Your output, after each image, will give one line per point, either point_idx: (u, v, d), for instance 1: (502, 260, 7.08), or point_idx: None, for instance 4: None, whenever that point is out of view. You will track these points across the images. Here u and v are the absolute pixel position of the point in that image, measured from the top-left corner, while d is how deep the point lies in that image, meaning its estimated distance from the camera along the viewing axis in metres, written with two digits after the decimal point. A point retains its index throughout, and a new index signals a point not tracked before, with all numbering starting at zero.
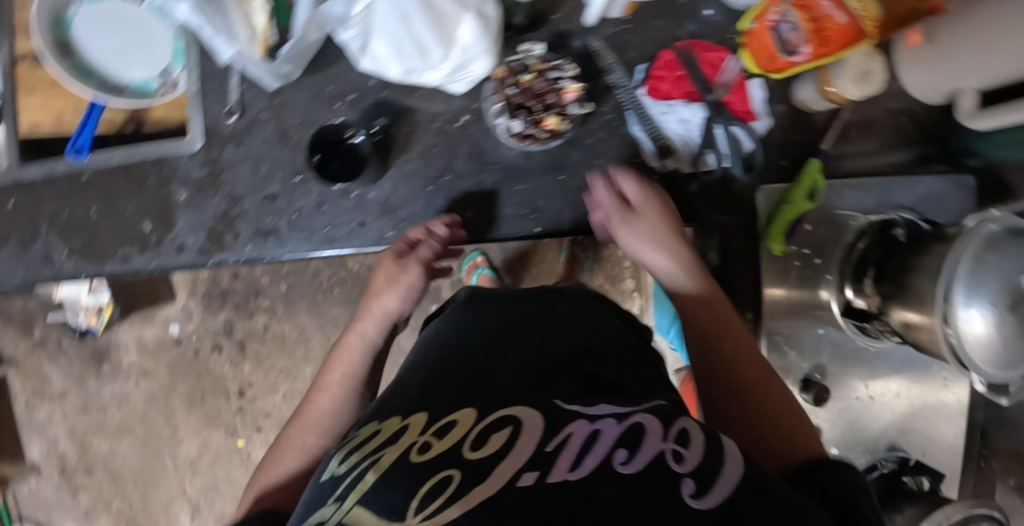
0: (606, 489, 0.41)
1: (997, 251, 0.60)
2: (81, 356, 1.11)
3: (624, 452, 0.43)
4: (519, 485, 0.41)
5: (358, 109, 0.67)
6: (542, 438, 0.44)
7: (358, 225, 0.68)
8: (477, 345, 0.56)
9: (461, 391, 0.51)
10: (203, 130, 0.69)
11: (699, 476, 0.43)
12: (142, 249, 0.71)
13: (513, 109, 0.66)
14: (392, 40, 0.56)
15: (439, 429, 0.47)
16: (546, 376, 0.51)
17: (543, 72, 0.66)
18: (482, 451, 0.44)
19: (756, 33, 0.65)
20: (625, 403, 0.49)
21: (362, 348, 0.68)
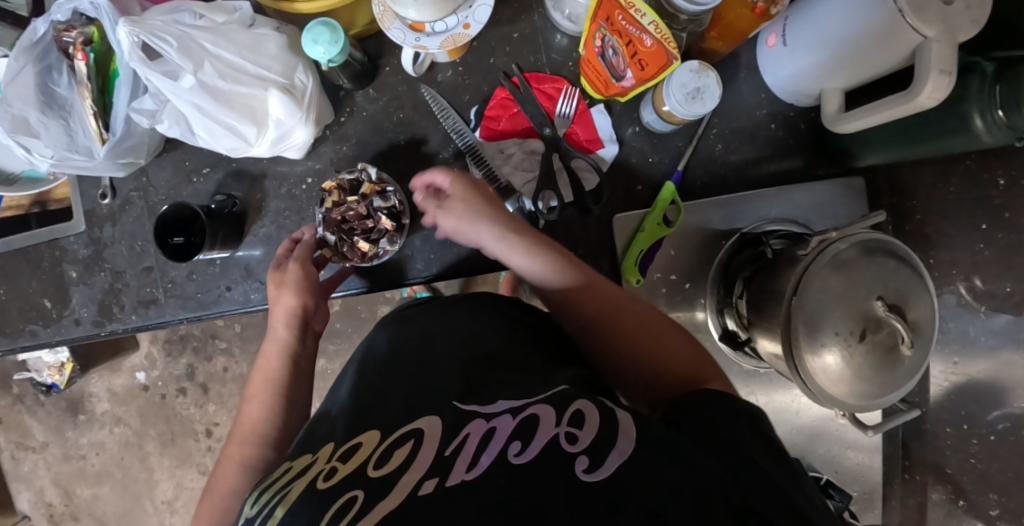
0: (500, 483, 0.39)
1: (841, 276, 0.57)
2: (57, 407, 1.20)
3: (518, 443, 0.42)
4: (420, 493, 0.39)
5: (214, 179, 0.71)
6: (440, 444, 0.42)
7: (226, 290, 0.72)
8: (377, 378, 0.51)
9: (361, 418, 0.47)
10: (83, 213, 0.73)
11: (594, 452, 0.41)
12: (45, 324, 0.76)
13: (333, 226, 0.65)
14: (207, 127, 0.60)
15: (344, 453, 0.44)
16: (449, 381, 0.49)
17: (369, 195, 0.65)
18: (383, 468, 0.41)
19: (588, 60, 0.64)
20: (520, 398, 0.46)
21: (279, 356, 0.65)
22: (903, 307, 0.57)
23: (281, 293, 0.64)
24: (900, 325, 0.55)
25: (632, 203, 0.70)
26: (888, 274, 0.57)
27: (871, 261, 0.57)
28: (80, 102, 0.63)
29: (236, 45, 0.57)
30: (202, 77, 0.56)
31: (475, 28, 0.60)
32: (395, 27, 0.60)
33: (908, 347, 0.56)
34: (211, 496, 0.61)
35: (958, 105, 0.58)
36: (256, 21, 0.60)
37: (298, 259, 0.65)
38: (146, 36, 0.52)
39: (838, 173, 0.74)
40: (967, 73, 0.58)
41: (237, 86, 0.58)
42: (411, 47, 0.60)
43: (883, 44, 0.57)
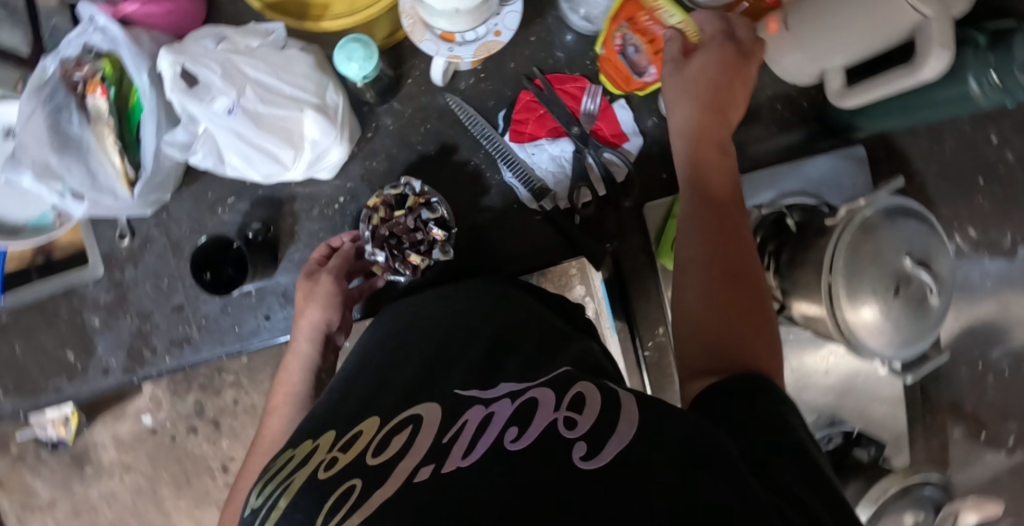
0: (493, 470, 0.36)
1: (873, 238, 0.61)
2: (60, 463, 1.14)
3: (514, 430, 0.39)
4: (416, 480, 0.37)
5: (240, 208, 0.70)
6: (439, 430, 0.40)
7: (264, 319, 0.70)
8: (377, 357, 0.53)
9: (361, 403, 0.47)
10: (101, 256, 0.71)
11: (593, 437, 0.37)
12: (70, 377, 0.73)
13: (381, 243, 0.65)
14: (242, 153, 0.58)
15: (345, 443, 0.42)
16: (440, 368, 0.48)
17: (415, 208, 0.66)
18: (382, 454, 0.39)
19: (608, 58, 0.66)
20: (522, 381, 0.46)
21: (301, 371, 0.63)
22: (931, 262, 0.61)
23: (307, 306, 0.64)
24: (927, 277, 0.58)
25: (662, 190, 0.71)
26: (913, 234, 0.61)
27: (896, 222, 0.61)
28: (100, 141, 0.61)
29: (273, 68, 0.56)
30: (244, 102, 0.54)
31: (507, 34, 0.60)
32: (426, 39, 0.60)
33: (936, 297, 0.60)
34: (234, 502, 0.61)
35: (957, 73, 0.63)
36: (288, 43, 0.58)
37: (331, 271, 0.64)
38: (189, 64, 0.51)
39: (839, 144, 0.79)
40: (961, 47, 0.63)
41: (277, 109, 0.56)
42: (445, 58, 0.60)
43: (886, 28, 0.61)
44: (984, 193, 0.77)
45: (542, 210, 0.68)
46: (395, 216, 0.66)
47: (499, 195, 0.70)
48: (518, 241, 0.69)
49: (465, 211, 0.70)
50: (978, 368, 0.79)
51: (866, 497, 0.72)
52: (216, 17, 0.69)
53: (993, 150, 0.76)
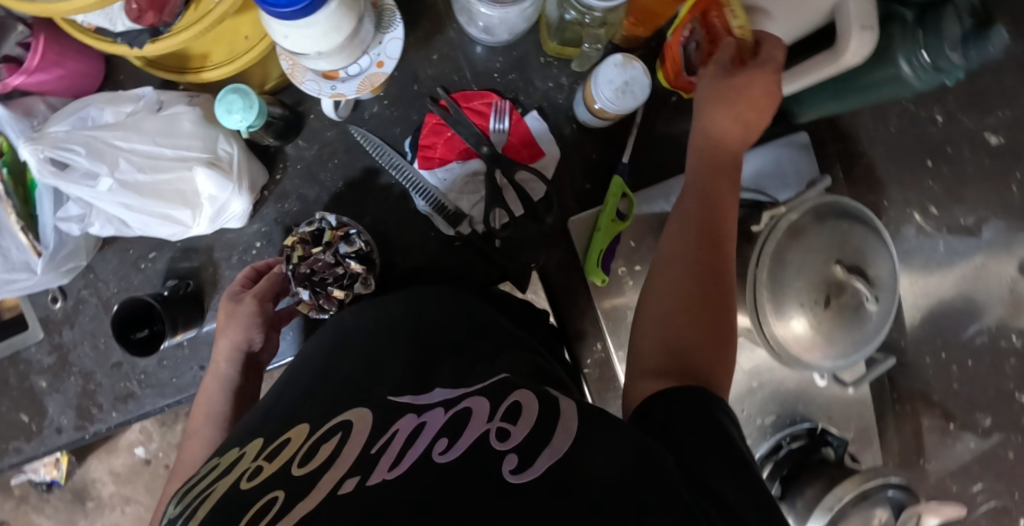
0: (425, 483, 0.31)
1: (798, 248, 0.57)
2: (63, 500, 1.19)
3: (444, 441, 0.34)
4: (338, 493, 0.31)
5: (163, 261, 0.70)
6: (367, 439, 0.35)
7: (199, 369, 0.71)
8: (307, 371, 0.45)
9: (288, 415, 0.40)
10: (39, 320, 0.73)
11: (528, 449, 0.33)
12: (28, 438, 0.75)
13: (301, 281, 0.60)
14: (138, 220, 0.59)
15: (273, 450, 0.36)
16: (374, 374, 0.42)
17: (334, 242, 0.61)
18: (310, 464, 0.33)
19: (672, 44, 0.62)
20: (458, 386, 0.40)
21: (221, 393, 0.58)
22: (862, 266, 0.58)
23: (228, 327, 0.59)
24: (862, 284, 0.56)
25: (585, 202, 0.69)
26: (842, 236, 0.58)
27: (824, 225, 0.58)
28: (7, 216, 0.61)
29: (147, 134, 0.55)
30: (120, 175, 0.54)
31: (390, 65, 0.58)
32: (307, 80, 0.58)
33: (871, 303, 0.57)
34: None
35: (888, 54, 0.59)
36: (164, 103, 0.58)
37: (256, 296, 0.60)
38: (54, 151, 0.50)
39: (778, 129, 0.74)
40: (888, 22, 0.58)
41: (160, 174, 0.56)
42: (330, 96, 0.58)
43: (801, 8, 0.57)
44: (934, 174, 0.73)
45: (459, 235, 0.66)
46: (312, 253, 0.61)
47: (417, 225, 0.68)
48: (438, 267, 0.68)
49: (385, 244, 0.69)
50: (943, 356, 0.75)
51: (820, 503, 0.66)
52: (114, 72, 0.68)
53: (939, 129, 0.72)
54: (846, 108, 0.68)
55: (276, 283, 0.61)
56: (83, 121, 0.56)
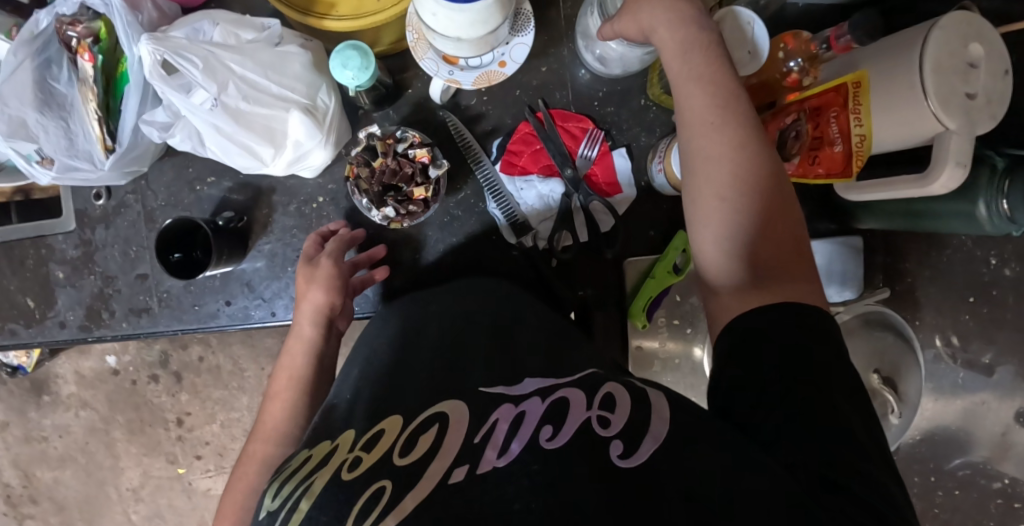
0: (533, 468, 0.37)
1: (844, 349, 0.60)
2: (20, 386, 1.15)
3: (548, 428, 0.40)
4: (451, 481, 0.38)
5: (219, 188, 0.69)
6: (470, 430, 0.42)
7: (224, 304, 0.70)
8: (388, 368, 0.52)
9: (381, 406, 0.47)
10: (74, 211, 0.71)
11: (629, 436, 0.39)
12: (27, 324, 0.73)
13: (380, 198, 0.63)
14: (219, 144, 0.57)
15: (368, 442, 0.43)
16: (460, 369, 0.49)
17: (389, 147, 0.62)
18: (411, 455, 0.40)
19: (768, 126, 0.70)
20: (547, 377, 0.47)
21: (304, 353, 0.60)
22: (896, 380, 0.61)
23: (308, 289, 0.61)
24: (891, 398, 0.59)
25: (646, 247, 0.70)
26: (884, 348, 0.61)
27: (873, 334, 0.61)
28: (84, 103, 0.59)
29: (260, 65, 0.55)
30: (224, 98, 0.53)
31: (511, 67, 0.58)
32: (427, 57, 0.57)
33: (893, 416, 0.60)
34: (236, 487, 0.57)
35: (969, 192, 0.61)
36: (283, 40, 0.57)
37: (331, 256, 0.62)
38: (170, 56, 0.49)
39: (837, 229, 0.76)
40: (979, 164, 0.62)
41: (262, 108, 0.55)
42: (444, 79, 0.58)
43: (902, 129, 0.59)
44: (973, 312, 0.75)
45: (520, 245, 0.67)
46: (375, 167, 0.63)
47: (480, 224, 0.69)
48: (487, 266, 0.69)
49: (444, 234, 0.69)
50: (931, 480, 0.80)
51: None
52: None
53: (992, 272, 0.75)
54: (909, 225, 0.69)
55: (347, 241, 0.64)
56: (195, 34, 0.55)
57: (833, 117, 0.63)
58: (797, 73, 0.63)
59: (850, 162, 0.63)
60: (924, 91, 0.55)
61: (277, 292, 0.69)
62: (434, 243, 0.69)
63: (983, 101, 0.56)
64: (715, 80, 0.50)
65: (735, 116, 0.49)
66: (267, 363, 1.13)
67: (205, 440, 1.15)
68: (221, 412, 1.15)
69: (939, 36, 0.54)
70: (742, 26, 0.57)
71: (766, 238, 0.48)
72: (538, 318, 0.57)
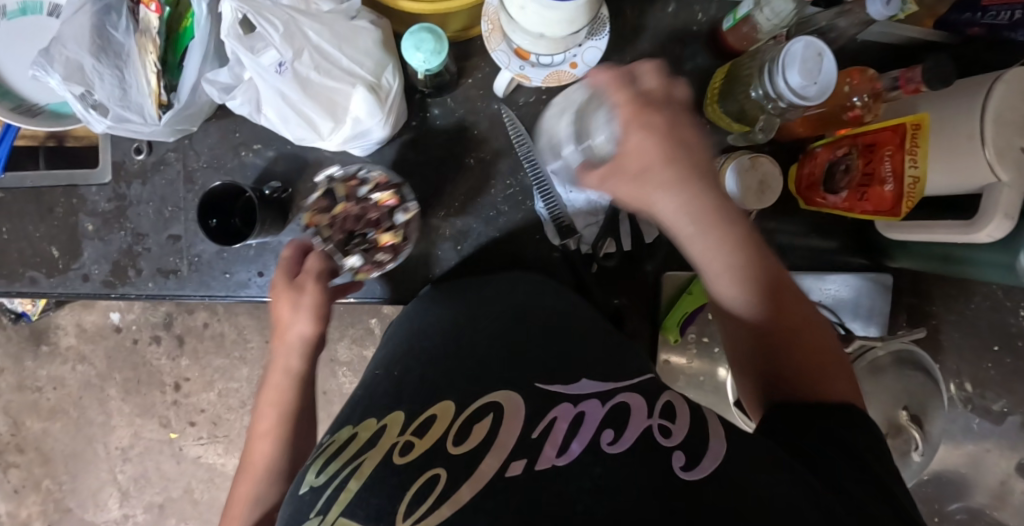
0: (595, 471, 0.38)
1: (875, 382, 0.61)
2: (18, 333, 1.13)
3: (610, 432, 0.40)
4: (507, 475, 0.38)
5: (264, 157, 0.68)
6: (527, 424, 0.41)
7: (256, 275, 0.69)
8: (441, 345, 0.52)
9: (430, 390, 0.47)
10: (111, 163, 0.69)
11: (690, 449, 0.39)
12: (49, 273, 0.71)
13: (344, 248, 0.63)
14: (279, 111, 0.56)
15: (419, 428, 0.43)
16: (512, 365, 0.48)
17: (350, 194, 0.62)
18: (464, 446, 0.40)
19: (817, 156, 0.70)
20: (606, 379, 0.46)
21: (286, 379, 0.61)
22: (923, 420, 0.61)
23: (295, 320, 0.60)
24: (917, 435, 0.60)
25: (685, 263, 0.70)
26: (915, 387, 0.61)
27: (903, 370, 0.62)
28: (141, 54, 0.58)
29: (336, 36, 0.54)
30: (296, 65, 0.52)
31: (581, 69, 0.58)
32: (500, 49, 0.57)
33: (916, 454, 0.61)
34: (246, 478, 0.59)
35: (1010, 244, 0.62)
36: (359, 14, 0.56)
37: (314, 278, 0.60)
38: (253, 16, 0.48)
39: (868, 265, 0.77)
40: None
41: (331, 80, 0.54)
42: (514, 74, 0.58)
43: (956, 176, 0.59)
44: (996, 361, 0.77)
45: (562, 247, 0.67)
46: (336, 215, 0.62)
47: (524, 222, 0.68)
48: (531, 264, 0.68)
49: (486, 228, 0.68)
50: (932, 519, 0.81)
51: None
52: None
53: (1014, 323, 0.76)
54: (945, 269, 0.71)
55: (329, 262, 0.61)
56: None
57: (887, 156, 0.64)
58: (859, 109, 0.63)
59: (897, 202, 0.63)
60: (983, 140, 0.56)
61: None
62: (477, 236, 0.68)
63: None
64: (701, 226, 0.46)
65: (745, 254, 0.46)
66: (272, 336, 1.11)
67: (201, 407, 1.14)
68: (220, 381, 1.13)
69: (1003, 89, 0.56)
70: (813, 56, 0.57)
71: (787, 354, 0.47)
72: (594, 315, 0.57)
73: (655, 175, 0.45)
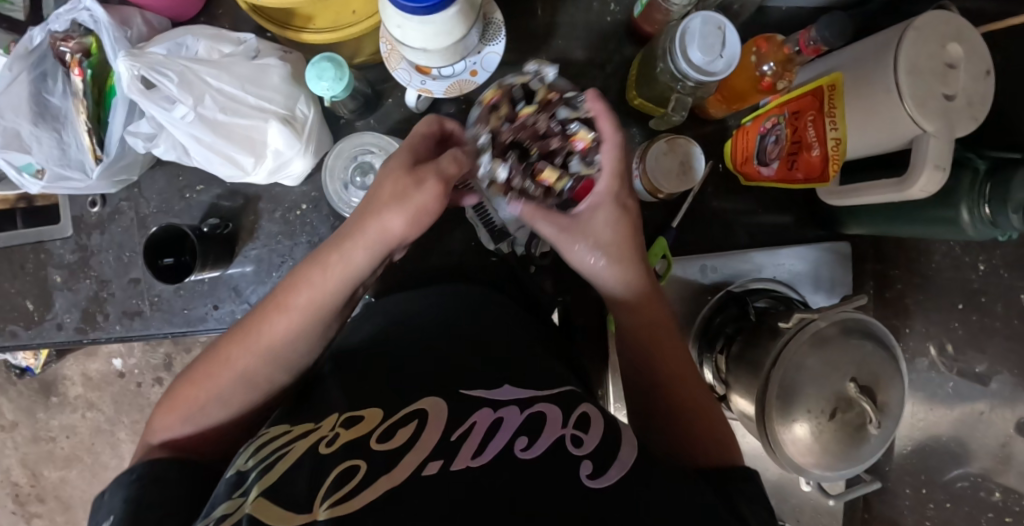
0: (504, 474, 0.39)
1: (820, 354, 0.59)
2: (29, 387, 1.19)
3: (524, 439, 0.42)
4: (424, 473, 0.39)
5: (207, 196, 0.71)
6: (446, 427, 0.43)
7: (212, 308, 0.72)
8: (364, 339, 0.54)
9: (357, 386, 0.48)
10: (71, 217, 0.73)
11: (598, 458, 0.41)
12: (27, 325, 0.75)
13: (502, 151, 0.51)
14: (200, 155, 0.59)
15: (347, 420, 0.44)
16: (443, 354, 0.51)
17: (552, 104, 0.51)
18: (387, 443, 0.42)
19: (749, 130, 0.69)
20: (525, 387, 0.48)
21: (314, 310, 0.50)
22: (874, 390, 0.59)
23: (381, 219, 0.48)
24: (869, 407, 0.58)
25: None
26: (864, 356, 0.60)
27: (852, 341, 0.60)
28: (76, 114, 0.62)
29: (237, 78, 0.57)
30: (202, 110, 0.56)
31: (482, 76, 0.60)
32: (401, 68, 0.60)
33: (874, 428, 0.59)
34: (212, 367, 0.50)
35: (949, 198, 0.60)
36: (260, 53, 0.60)
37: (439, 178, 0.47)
38: (147, 72, 0.51)
39: (824, 235, 0.76)
40: (960, 167, 0.60)
41: (240, 118, 0.58)
42: (417, 88, 0.61)
43: (881, 133, 0.58)
44: (963, 319, 0.72)
45: (498, 252, 0.69)
46: (515, 118, 0.51)
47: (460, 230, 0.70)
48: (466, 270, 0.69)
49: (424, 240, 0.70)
50: (923, 492, 0.76)
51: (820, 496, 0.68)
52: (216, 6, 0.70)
53: None
54: (890, 229, 0.68)
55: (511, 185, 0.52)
56: (177, 48, 0.58)
57: (810, 121, 0.63)
58: (769, 77, 0.62)
59: (826, 165, 0.62)
60: (899, 93, 0.55)
61: (262, 296, 0.71)
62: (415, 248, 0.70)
63: (962, 102, 0.56)
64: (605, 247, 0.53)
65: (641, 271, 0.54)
66: None
67: None
68: None
69: (912, 38, 0.54)
70: (714, 30, 0.57)
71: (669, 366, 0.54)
72: (525, 321, 0.60)
73: (610, 125, 0.49)
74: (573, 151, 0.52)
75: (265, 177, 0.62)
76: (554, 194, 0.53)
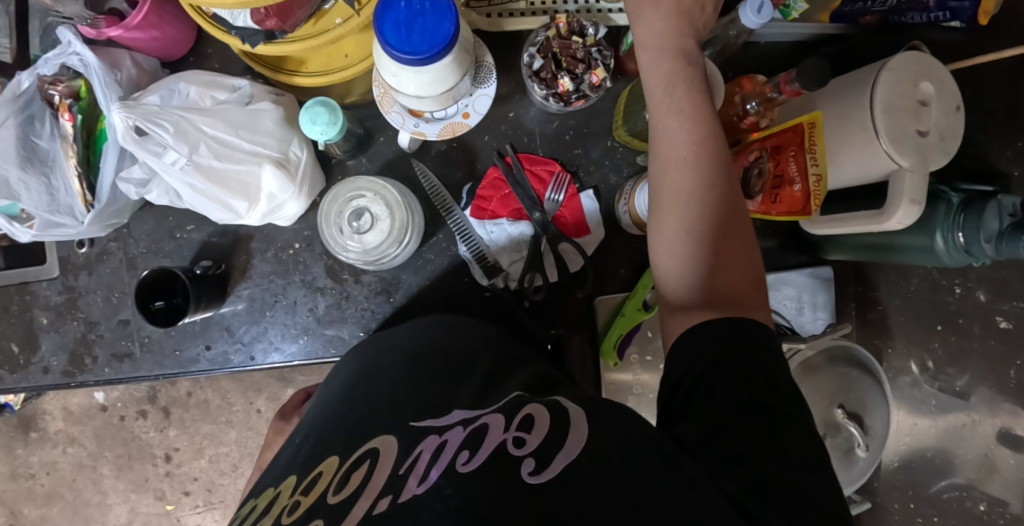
0: (445, 493, 0.36)
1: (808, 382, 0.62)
2: (7, 423, 1.17)
3: (466, 453, 0.39)
4: (374, 512, 0.37)
5: (199, 236, 0.71)
6: (396, 461, 0.41)
7: (204, 349, 0.71)
8: (341, 385, 0.56)
9: (321, 449, 0.47)
10: (57, 258, 0.72)
11: (541, 454, 0.37)
12: (11, 370, 0.74)
13: (544, 50, 0.64)
14: (194, 201, 0.60)
15: (306, 486, 0.43)
16: (409, 374, 0.53)
17: (592, 46, 0.63)
18: (341, 493, 0.40)
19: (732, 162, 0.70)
20: (476, 409, 0.46)
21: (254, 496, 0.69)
22: (862, 414, 0.64)
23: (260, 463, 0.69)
24: (855, 430, 0.62)
25: (619, 285, 0.70)
26: (847, 382, 0.63)
27: (836, 366, 0.63)
28: (65, 158, 0.62)
29: (231, 125, 0.57)
30: (197, 158, 0.56)
31: (474, 117, 0.62)
32: (393, 111, 0.61)
33: (861, 451, 0.63)
34: None
35: (927, 226, 0.62)
36: (254, 98, 0.60)
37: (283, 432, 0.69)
38: (142, 123, 0.52)
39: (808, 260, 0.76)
40: (935, 200, 0.63)
41: (235, 165, 0.58)
42: (410, 131, 0.62)
43: (860, 167, 0.61)
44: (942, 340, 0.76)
45: (492, 287, 0.68)
46: (568, 37, 0.63)
47: (453, 266, 0.70)
48: (447, 303, 0.70)
49: (416, 276, 0.70)
50: (911, 506, 0.80)
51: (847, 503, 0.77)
52: (205, 44, 0.70)
53: None
54: (875, 258, 0.71)
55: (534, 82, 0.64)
56: (170, 94, 0.58)
57: (791, 156, 0.64)
58: (753, 116, 0.65)
59: (807, 200, 0.64)
60: (876, 131, 0.57)
61: (254, 336, 0.71)
62: (407, 287, 0.70)
63: (936, 138, 0.58)
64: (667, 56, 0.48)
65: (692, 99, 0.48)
66: (255, 397, 1.14)
67: (193, 476, 1.15)
68: (209, 447, 1.15)
69: (888, 77, 0.57)
70: None
71: (727, 269, 0.46)
72: (487, 340, 0.58)
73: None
74: (586, 76, 0.64)
75: (258, 220, 0.62)
76: (560, 97, 0.65)
